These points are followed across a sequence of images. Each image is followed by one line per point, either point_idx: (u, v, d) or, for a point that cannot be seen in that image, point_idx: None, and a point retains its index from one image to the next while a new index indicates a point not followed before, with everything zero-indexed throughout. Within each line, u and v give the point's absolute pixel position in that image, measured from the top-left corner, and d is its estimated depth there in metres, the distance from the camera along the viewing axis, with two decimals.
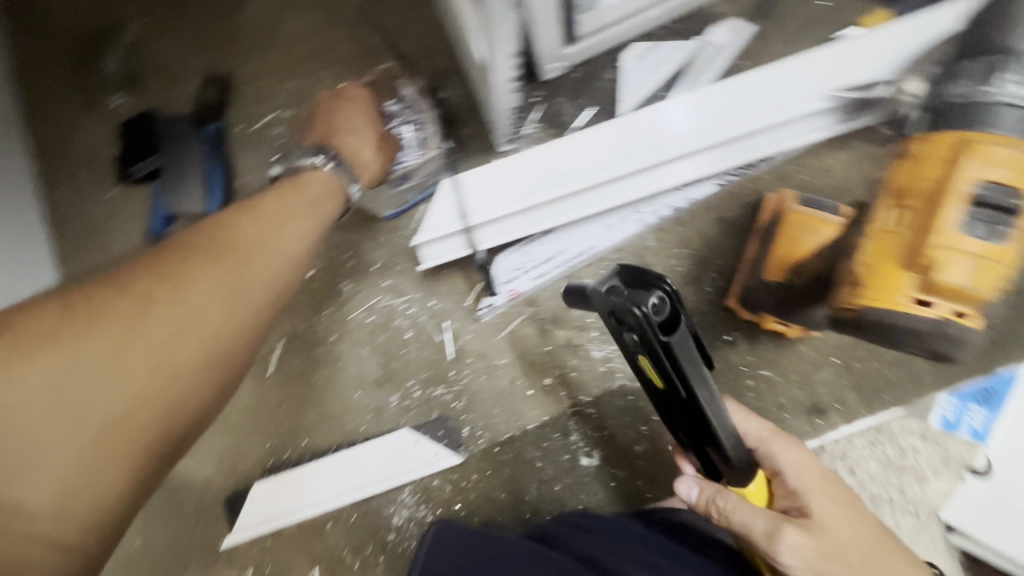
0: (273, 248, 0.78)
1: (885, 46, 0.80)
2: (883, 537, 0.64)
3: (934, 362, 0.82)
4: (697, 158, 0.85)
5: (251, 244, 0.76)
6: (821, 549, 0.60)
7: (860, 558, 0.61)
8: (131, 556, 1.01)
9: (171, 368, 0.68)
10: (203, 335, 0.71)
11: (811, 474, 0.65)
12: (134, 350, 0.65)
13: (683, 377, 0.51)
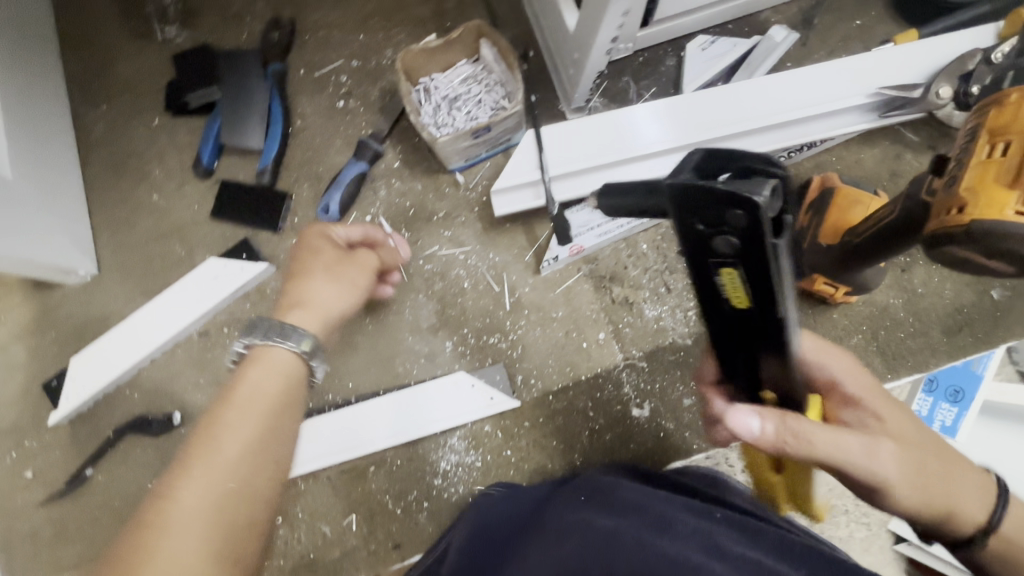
0: (259, 427, 0.53)
1: (924, 57, 0.92)
2: (937, 441, 0.57)
3: (948, 333, 0.93)
4: (755, 138, 0.94)
5: (233, 429, 0.52)
6: (907, 467, 0.53)
7: (928, 464, 0.54)
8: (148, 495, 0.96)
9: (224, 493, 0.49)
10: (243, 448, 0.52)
11: (864, 388, 0.57)
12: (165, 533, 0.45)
13: (777, 292, 0.40)
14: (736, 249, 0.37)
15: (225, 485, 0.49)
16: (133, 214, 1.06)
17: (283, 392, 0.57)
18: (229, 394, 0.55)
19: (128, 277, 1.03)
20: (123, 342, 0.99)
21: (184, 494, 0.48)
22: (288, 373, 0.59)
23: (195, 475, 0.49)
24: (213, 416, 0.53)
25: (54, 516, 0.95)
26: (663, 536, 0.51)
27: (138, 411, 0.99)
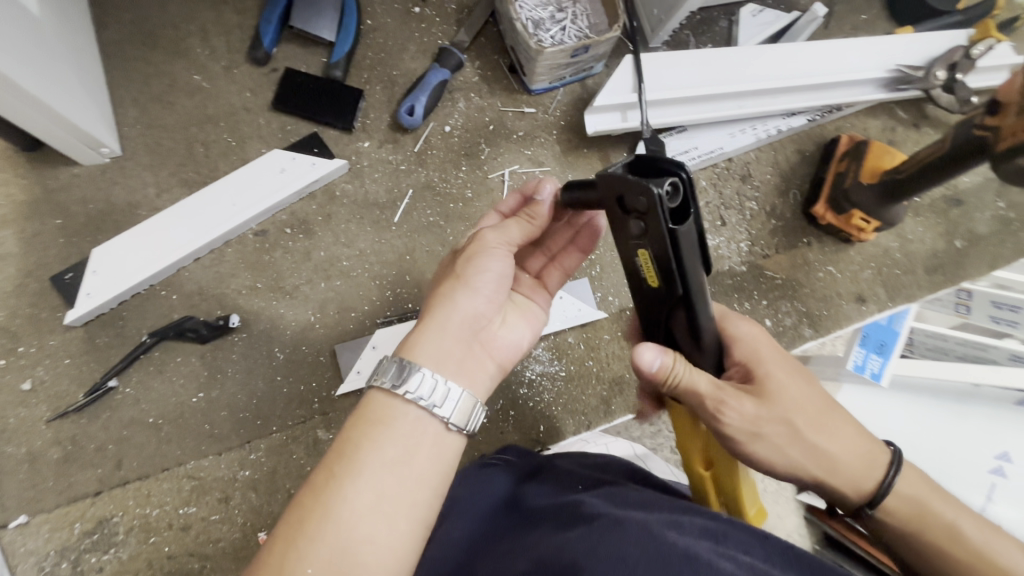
0: (394, 483, 0.48)
1: (927, 47, 1.13)
2: (845, 417, 0.57)
3: (929, 271, 1.15)
4: (800, 95, 1.09)
5: (353, 492, 0.47)
6: (789, 436, 0.56)
7: (807, 439, 0.55)
8: (192, 411, 0.83)
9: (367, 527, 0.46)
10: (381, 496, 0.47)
11: (776, 354, 0.58)
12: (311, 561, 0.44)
13: (679, 273, 0.50)
14: (641, 235, 0.50)
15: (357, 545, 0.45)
16: (168, 95, 0.92)
17: (416, 451, 0.50)
18: (346, 447, 0.49)
19: (164, 164, 0.90)
20: (158, 236, 0.85)
21: (324, 546, 0.45)
22: (419, 428, 0.51)
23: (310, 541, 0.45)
24: (337, 465, 0.48)
25: (72, 433, 0.80)
26: (675, 531, 0.49)
27: (178, 315, 0.86)
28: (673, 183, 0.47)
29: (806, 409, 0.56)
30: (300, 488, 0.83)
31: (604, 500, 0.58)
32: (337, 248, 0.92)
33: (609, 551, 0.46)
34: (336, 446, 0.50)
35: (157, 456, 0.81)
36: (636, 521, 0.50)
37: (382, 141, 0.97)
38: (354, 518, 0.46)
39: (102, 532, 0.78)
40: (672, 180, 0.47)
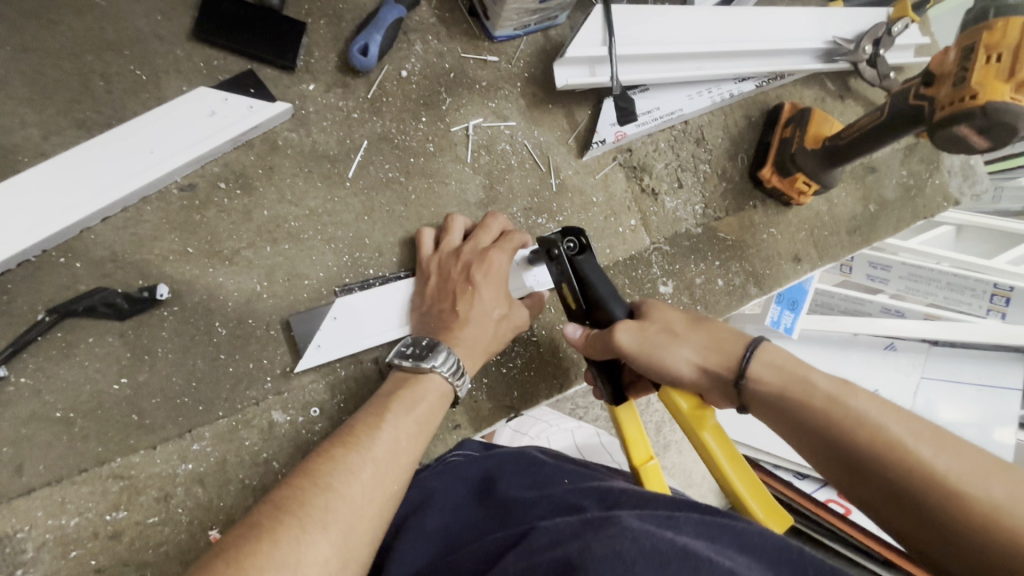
0: (413, 439, 0.63)
1: (856, 22, 1.21)
2: (711, 324, 0.69)
3: (849, 232, 1.26)
4: (752, 59, 1.12)
5: (388, 432, 0.62)
6: (684, 347, 0.67)
7: (678, 342, 0.67)
8: (114, 401, 0.70)
9: (387, 461, 0.59)
10: (398, 442, 0.61)
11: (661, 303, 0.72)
12: (349, 472, 0.56)
13: (591, 293, 0.75)
14: (562, 271, 0.78)
15: (381, 467, 0.58)
16: (49, 12, 0.73)
17: (430, 412, 0.67)
18: (386, 400, 0.66)
19: (48, 100, 0.72)
20: (48, 190, 0.69)
21: (362, 460, 0.58)
22: (433, 394, 0.68)
23: (352, 457, 0.57)
24: (378, 414, 0.63)
25: None
26: (671, 530, 0.53)
27: (85, 287, 0.70)
28: (576, 241, 0.77)
29: (686, 328, 0.68)
30: (256, 478, 0.74)
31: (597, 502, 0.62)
32: (282, 206, 0.80)
33: (607, 543, 0.49)
34: (374, 399, 0.67)
35: (71, 457, 0.68)
36: (635, 520, 0.53)
37: (330, 86, 0.85)
38: (383, 449, 0.60)
39: (4, 552, 0.65)
40: (575, 240, 0.77)
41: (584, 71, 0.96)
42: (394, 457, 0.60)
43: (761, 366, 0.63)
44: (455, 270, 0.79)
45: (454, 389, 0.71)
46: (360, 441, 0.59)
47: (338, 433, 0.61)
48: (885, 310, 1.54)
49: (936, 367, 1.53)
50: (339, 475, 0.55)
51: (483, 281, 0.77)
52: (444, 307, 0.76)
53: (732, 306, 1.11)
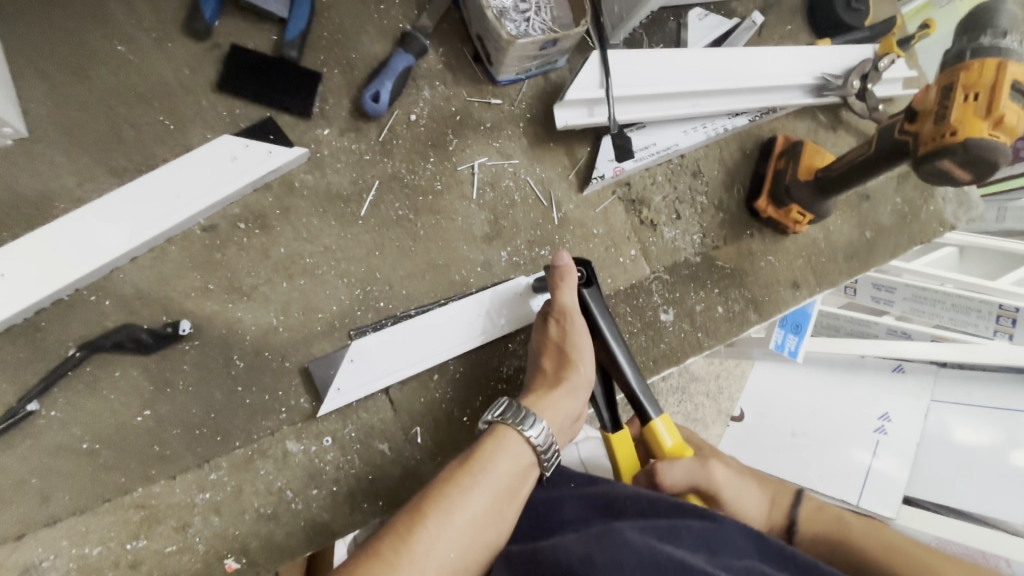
0: (494, 506, 0.64)
1: (845, 58, 1.26)
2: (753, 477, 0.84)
3: (846, 259, 1.29)
4: (745, 96, 1.17)
5: (474, 496, 0.63)
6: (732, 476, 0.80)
7: (729, 474, 0.79)
8: (136, 432, 0.73)
9: (484, 522, 0.63)
10: (492, 499, 0.64)
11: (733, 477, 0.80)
12: (449, 524, 0.60)
13: (594, 322, 0.84)
14: None
15: (464, 539, 0.60)
16: (86, 69, 0.79)
17: (519, 483, 0.68)
18: (469, 458, 0.67)
19: (84, 149, 0.77)
20: (78, 233, 0.73)
21: (458, 512, 0.61)
22: (524, 458, 0.69)
23: (437, 525, 0.59)
24: (476, 459, 0.66)
25: None
26: (670, 544, 0.58)
27: (113, 323, 0.74)
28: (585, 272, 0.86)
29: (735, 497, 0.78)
30: (270, 507, 0.77)
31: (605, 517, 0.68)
32: (297, 243, 0.85)
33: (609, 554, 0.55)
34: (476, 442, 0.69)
35: (97, 486, 0.71)
36: (636, 534, 0.59)
37: (343, 130, 0.90)
38: (467, 517, 0.62)
39: None
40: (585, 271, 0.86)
41: (584, 112, 1.01)
42: (489, 514, 0.63)
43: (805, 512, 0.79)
44: (542, 329, 0.85)
45: (540, 462, 0.71)
46: (457, 491, 0.63)
47: (441, 474, 0.65)
48: (890, 333, 1.55)
49: (945, 391, 1.53)
50: (437, 522, 0.60)
51: (564, 337, 0.82)
52: (538, 367, 0.83)
53: (733, 333, 1.13)
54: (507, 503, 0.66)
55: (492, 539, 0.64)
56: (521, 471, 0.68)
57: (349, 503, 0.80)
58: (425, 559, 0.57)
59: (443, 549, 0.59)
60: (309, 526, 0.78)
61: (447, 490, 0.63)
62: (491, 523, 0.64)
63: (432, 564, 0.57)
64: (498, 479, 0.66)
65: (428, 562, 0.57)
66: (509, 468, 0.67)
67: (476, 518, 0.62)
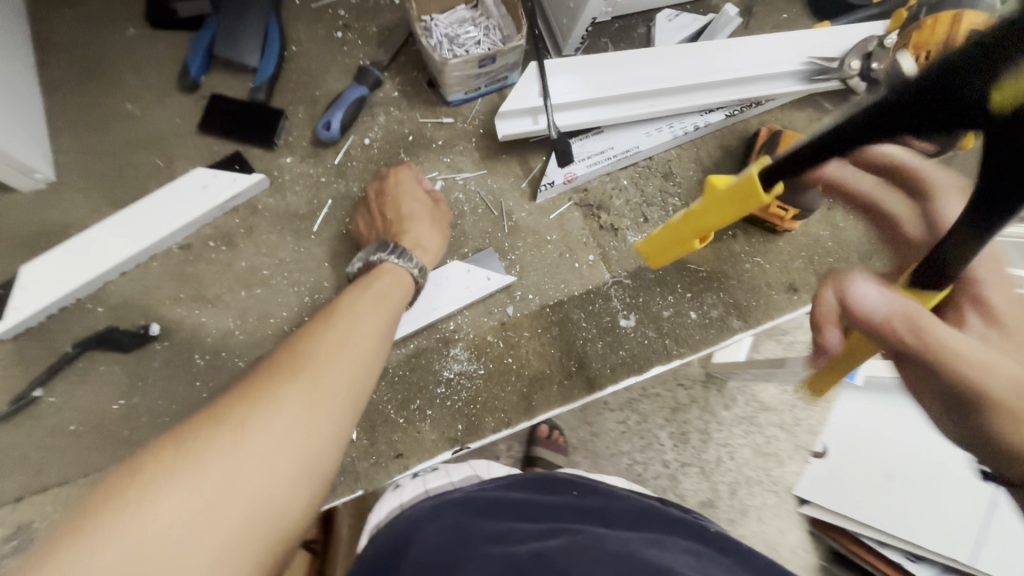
0: (377, 325, 0.76)
1: (844, 38, 1.14)
2: None
3: (863, 259, 1.14)
4: (717, 90, 1.11)
5: (358, 307, 0.77)
6: (1010, 354, 0.49)
7: (1008, 348, 0.48)
8: (113, 417, 0.86)
9: (373, 330, 0.75)
10: (376, 326, 0.76)
11: (1011, 356, 0.48)
12: (333, 328, 0.73)
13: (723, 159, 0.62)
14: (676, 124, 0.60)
15: (359, 333, 0.73)
16: (101, 122, 0.98)
17: (389, 291, 0.84)
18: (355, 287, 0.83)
19: (94, 186, 0.95)
20: (81, 252, 0.90)
21: (341, 320, 0.75)
22: (390, 288, 0.84)
23: (319, 337, 0.71)
24: (357, 288, 0.82)
25: None
26: (657, 548, 0.69)
27: (103, 326, 0.89)
28: None
29: (973, 369, 0.47)
30: None
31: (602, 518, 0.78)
32: (257, 257, 0.96)
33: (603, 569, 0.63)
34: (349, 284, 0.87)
35: (77, 463, 0.84)
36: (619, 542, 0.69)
37: (304, 156, 1.02)
38: (360, 322, 0.75)
39: (21, 538, 0.80)
40: None
41: (529, 121, 1.03)
42: (375, 334, 0.75)
43: None
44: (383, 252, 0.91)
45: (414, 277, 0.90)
46: (337, 313, 0.76)
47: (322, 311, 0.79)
48: None
49: None
50: (322, 324, 0.73)
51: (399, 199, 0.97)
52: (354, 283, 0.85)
53: (711, 340, 1.04)
54: (387, 321, 0.79)
55: (379, 335, 0.76)
56: (395, 295, 0.84)
57: None
58: (325, 350, 0.69)
59: (334, 344, 0.70)
60: None
61: (327, 318, 0.75)
62: (376, 341, 0.75)
63: (328, 350, 0.70)
64: (375, 300, 0.80)
65: (328, 349, 0.70)
66: (384, 299, 0.82)
67: (361, 332, 0.74)
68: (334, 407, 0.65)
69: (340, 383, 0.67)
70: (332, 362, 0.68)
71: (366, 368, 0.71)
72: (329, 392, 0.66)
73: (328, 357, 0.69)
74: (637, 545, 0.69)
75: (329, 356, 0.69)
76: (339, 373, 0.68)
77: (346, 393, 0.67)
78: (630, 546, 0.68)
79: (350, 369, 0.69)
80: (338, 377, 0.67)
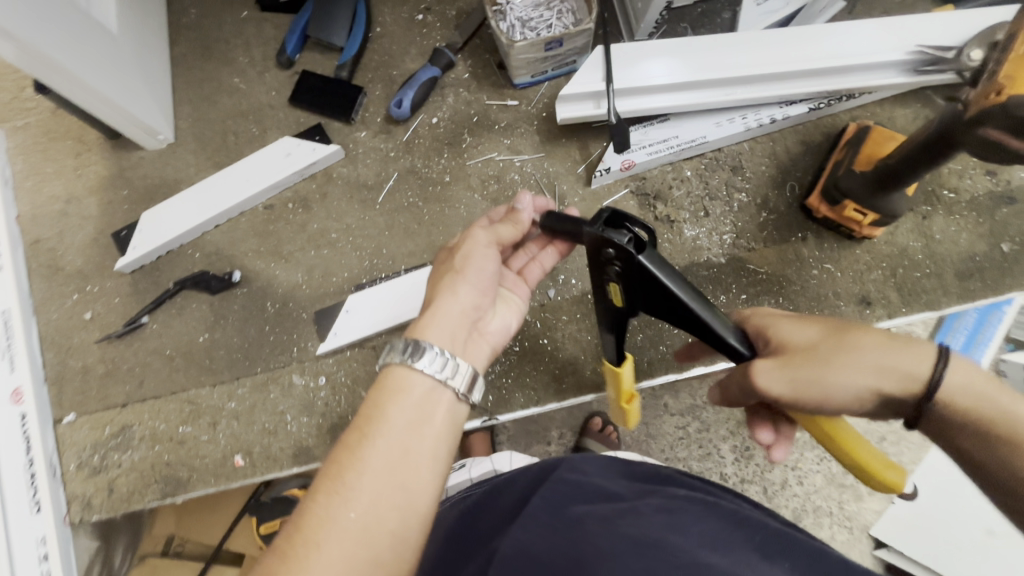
0: (411, 455, 0.59)
1: (965, 25, 1.01)
2: (789, 385, 0.72)
3: (958, 277, 1.01)
4: (800, 81, 1.03)
5: (379, 444, 0.58)
6: (738, 392, 0.71)
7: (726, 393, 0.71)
8: (199, 348, 1.00)
9: (403, 464, 0.58)
10: (404, 455, 0.58)
11: (739, 399, 0.71)
12: (351, 479, 0.56)
13: (638, 301, 0.69)
14: (616, 277, 0.67)
15: (384, 480, 0.56)
16: (213, 94, 1.13)
17: (422, 409, 0.62)
18: (361, 417, 0.61)
19: (203, 148, 1.10)
20: (188, 205, 1.04)
21: (366, 459, 0.57)
22: (419, 387, 0.63)
23: (331, 500, 0.55)
24: (371, 410, 0.61)
25: (103, 357, 1.00)
26: (625, 522, 0.57)
27: (198, 269, 1.04)
28: (628, 232, 0.64)
29: (738, 408, 0.71)
30: (272, 424, 0.97)
31: (597, 493, 0.66)
32: (327, 221, 1.06)
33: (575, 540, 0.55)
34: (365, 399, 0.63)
35: (170, 382, 0.99)
36: (597, 521, 0.58)
37: (377, 132, 1.10)
38: (381, 459, 0.57)
39: (121, 437, 0.97)
40: (626, 229, 0.64)
41: (590, 105, 1.03)
42: (407, 469, 0.58)
43: (846, 431, 0.68)
44: (446, 269, 0.74)
45: (451, 386, 0.64)
46: (354, 454, 0.57)
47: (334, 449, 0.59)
48: None
49: None
50: (343, 475, 0.56)
51: (439, 275, 0.73)
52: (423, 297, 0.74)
53: None
54: (417, 444, 0.60)
55: (418, 473, 0.58)
56: (424, 402, 0.63)
57: (331, 435, 0.96)
58: (346, 520, 0.54)
59: (359, 503, 0.55)
60: (297, 446, 0.96)
61: (339, 465, 0.57)
62: (412, 473, 0.58)
63: (356, 517, 0.54)
64: (397, 425, 0.60)
65: (351, 514, 0.54)
66: (408, 413, 0.61)
67: (386, 470, 0.57)
68: (383, 560, 0.54)
69: (385, 545, 0.54)
70: (367, 526, 0.54)
71: (410, 513, 0.57)
72: (382, 555, 0.54)
73: (371, 523, 0.54)
74: (610, 525, 0.56)
75: (362, 525, 0.54)
76: (376, 539, 0.54)
77: (398, 549, 0.55)
78: (601, 529, 0.56)
79: (395, 522, 0.55)
80: (381, 540, 0.54)
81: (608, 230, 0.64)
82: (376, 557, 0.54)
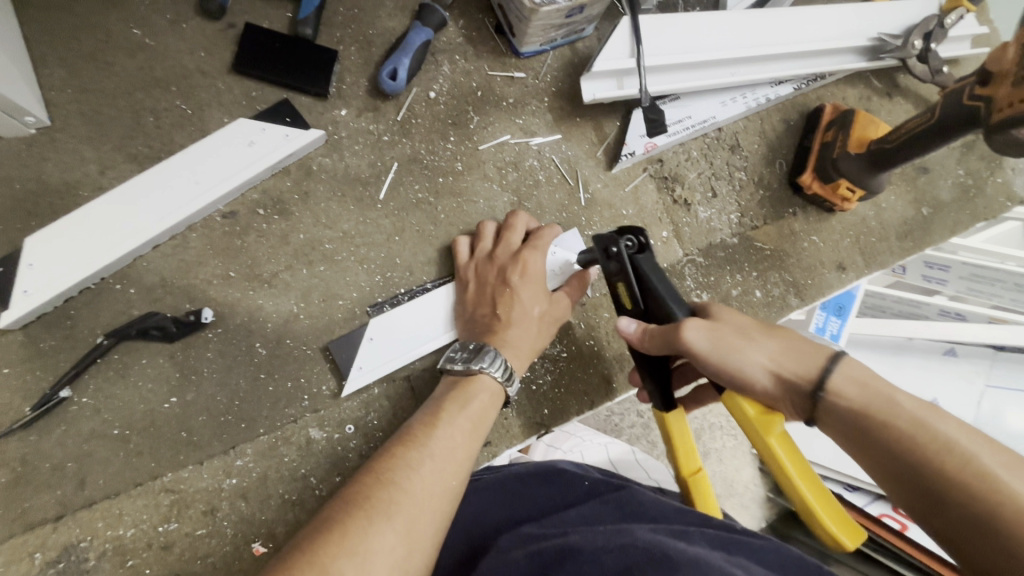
0: (467, 441, 0.66)
1: (906, 14, 1.14)
2: (784, 333, 0.67)
3: (899, 238, 1.19)
4: (790, 61, 1.08)
5: (443, 428, 0.65)
6: (728, 334, 0.66)
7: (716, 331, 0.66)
8: (165, 418, 0.74)
9: (466, 445, 0.66)
10: (467, 437, 0.66)
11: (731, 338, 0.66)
12: (421, 448, 0.62)
13: (647, 288, 0.73)
14: (619, 270, 0.76)
15: (446, 456, 0.62)
16: (100, 52, 0.77)
17: (481, 409, 0.70)
18: (432, 411, 0.68)
19: (105, 136, 0.76)
20: (106, 222, 0.73)
21: (433, 436, 0.64)
22: (489, 387, 0.72)
23: (404, 468, 0.59)
24: (433, 414, 0.68)
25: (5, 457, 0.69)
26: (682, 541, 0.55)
27: (139, 311, 0.75)
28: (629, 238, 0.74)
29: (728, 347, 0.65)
30: (295, 493, 0.77)
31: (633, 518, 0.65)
32: (316, 228, 0.83)
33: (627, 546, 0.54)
34: (426, 404, 0.71)
35: (130, 471, 0.72)
36: (648, 533, 0.56)
37: (361, 110, 0.87)
38: (445, 439, 0.64)
39: (68, 560, 0.69)
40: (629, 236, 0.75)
41: (613, 83, 0.94)
42: (468, 450, 0.65)
43: (842, 378, 0.62)
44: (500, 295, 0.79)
45: (504, 389, 0.74)
46: (425, 433, 0.64)
47: (397, 435, 0.65)
48: (943, 314, 1.36)
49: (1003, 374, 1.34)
50: (413, 450, 0.61)
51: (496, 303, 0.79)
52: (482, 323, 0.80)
53: (771, 317, 1.07)
54: (475, 435, 0.67)
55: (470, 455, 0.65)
56: (486, 401, 0.71)
57: None
58: (419, 481, 0.58)
59: (431, 467, 0.61)
60: None
61: (413, 440, 0.63)
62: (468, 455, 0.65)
63: (428, 479, 0.59)
64: (463, 414, 0.68)
65: (423, 472, 0.59)
66: (472, 410, 0.69)
67: (454, 447, 0.64)
68: (433, 525, 0.57)
69: (442, 508, 0.59)
70: (434, 485, 0.59)
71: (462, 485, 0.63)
72: (438, 518, 0.58)
73: (437, 486, 0.59)
74: (665, 539, 0.54)
75: (430, 487, 0.59)
76: (437, 502, 0.59)
77: (449, 515, 0.60)
78: (656, 539, 0.54)
79: (452, 487, 0.61)
80: (442, 503, 0.59)
81: (618, 232, 0.75)
82: (437, 517, 0.58)
